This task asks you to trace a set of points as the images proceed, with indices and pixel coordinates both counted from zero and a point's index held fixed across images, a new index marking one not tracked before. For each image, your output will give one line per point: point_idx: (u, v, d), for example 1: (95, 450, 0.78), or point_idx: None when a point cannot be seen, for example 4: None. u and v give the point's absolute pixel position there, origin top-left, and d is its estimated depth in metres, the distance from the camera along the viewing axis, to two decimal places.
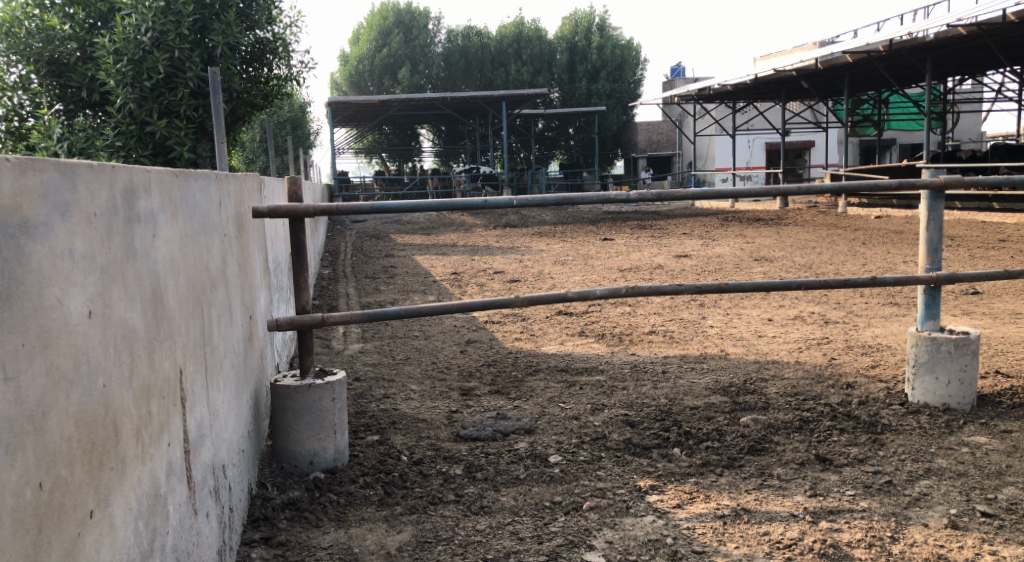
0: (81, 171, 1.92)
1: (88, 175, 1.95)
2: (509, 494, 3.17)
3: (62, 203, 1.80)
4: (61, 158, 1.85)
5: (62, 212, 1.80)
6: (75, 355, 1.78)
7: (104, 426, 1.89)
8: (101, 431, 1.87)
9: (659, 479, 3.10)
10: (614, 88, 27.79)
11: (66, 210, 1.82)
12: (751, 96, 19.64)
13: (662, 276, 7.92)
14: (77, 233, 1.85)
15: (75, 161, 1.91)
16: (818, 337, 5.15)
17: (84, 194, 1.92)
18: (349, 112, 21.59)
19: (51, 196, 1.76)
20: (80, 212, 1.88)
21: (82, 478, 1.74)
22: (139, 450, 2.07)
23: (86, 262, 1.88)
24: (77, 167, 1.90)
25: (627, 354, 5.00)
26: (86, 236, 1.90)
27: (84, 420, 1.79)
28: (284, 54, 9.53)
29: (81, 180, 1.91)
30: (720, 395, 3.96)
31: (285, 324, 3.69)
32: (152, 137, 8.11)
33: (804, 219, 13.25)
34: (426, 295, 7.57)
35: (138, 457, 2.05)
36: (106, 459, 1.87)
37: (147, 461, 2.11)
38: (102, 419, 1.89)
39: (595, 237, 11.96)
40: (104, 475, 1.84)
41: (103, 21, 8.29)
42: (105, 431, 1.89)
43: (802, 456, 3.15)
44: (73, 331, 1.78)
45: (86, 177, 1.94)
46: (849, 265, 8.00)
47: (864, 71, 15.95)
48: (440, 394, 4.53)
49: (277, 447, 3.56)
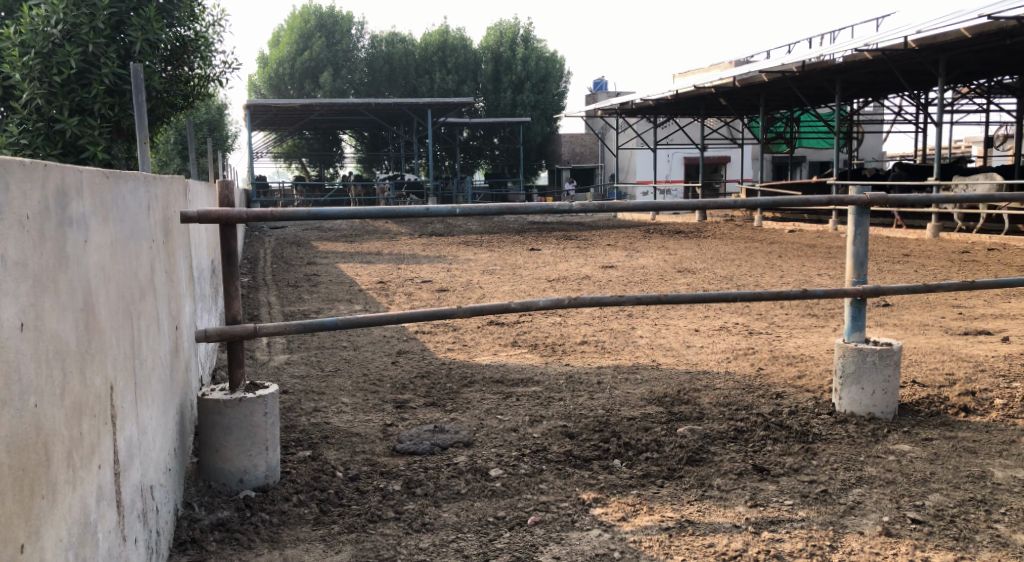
0: (13, 170, 1.84)
1: (19, 174, 1.87)
2: (451, 510, 3.16)
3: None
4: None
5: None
6: (5, 374, 1.70)
7: (35, 449, 1.80)
8: (33, 455, 1.79)
9: (602, 492, 3.13)
10: (538, 98, 28.02)
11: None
12: (670, 110, 20.06)
13: (590, 286, 8.01)
14: (9, 239, 1.77)
15: (7, 160, 1.83)
16: (744, 348, 5.29)
17: (16, 195, 1.83)
18: (270, 115, 21.16)
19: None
20: (11, 214, 1.80)
21: (12, 508, 1.67)
22: (70, 475, 1.98)
23: (17, 270, 1.80)
24: (9, 167, 1.82)
25: (560, 365, 5.04)
26: (16, 241, 1.81)
27: (14, 444, 1.71)
28: (205, 53, 9.31)
29: (13, 181, 1.83)
30: (655, 406, 4.03)
31: (215, 335, 3.59)
32: (63, 135, 7.75)
33: (722, 232, 13.60)
34: (353, 304, 7.48)
35: (69, 483, 1.97)
36: (38, 486, 1.79)
37: (78, 485, 2.03)
38: (34, 442, 1.81)
39: (521, 247, 12.02)
40: (36, 504, 1.77)
41: (7, 11, 8.06)
42: (37, 454, 1.81)
43: (739, 467, 3.24)
44: (4, 347, 1.71)
45: (17, 177, 1.86)
46: (767, 277, 8.25)
47: (779, 89, 16.49)
48: (373, 407, 4.48)
49: (206, 464, 3.46)
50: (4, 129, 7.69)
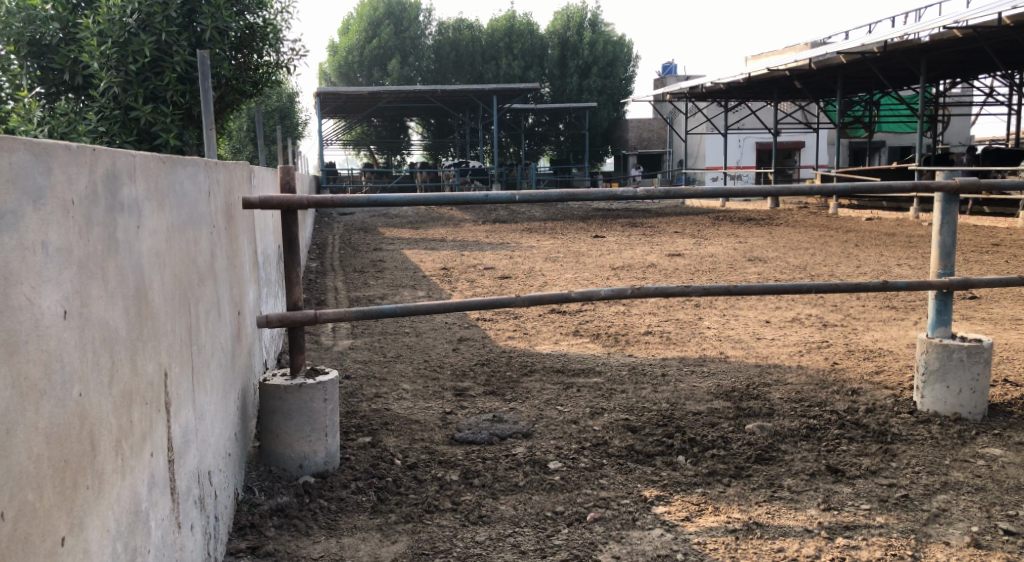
0: (57, 154, 1.76)
1: (64, 158, 1.80)
2: (509, 503, 3.06)
3: (34, 188, 1.65)
4: (35, 138, 1.69)
5: (35, 199, 1.64)
6: (46, 363, 1.63)
7: (79, 439, 1.74)
8: (76, 445, 1.72)
9: (665, 489, 3.00)
10: (604, 84, 27.74)
11: (39, 196, 1.66)
12: (742, 95, 19.60)
13: (656, 275, 7.82)
14: (51, 224, 1.70)
15: (51, 142, 1.75)
16: (817, 341, 5.07)
17: (59, 179, 1.76)
18: (339, 103, 21.34)
19: (22, 180, 1.61)
20: (53, 198, 1.72)
21: (52, 501, 1.60)
22: (118, 463, 1.93)
23: (61, 256, 1.73)
24: (53, 149, 1.75)
25: (623, 356, 4.90)
26: (60, 226, 1.74)
27: (54, 434, 1.64)
28: (274, 41, 9.32)
29: (57, 164, 1.76)
30: (722, 401, 3.86)
31: (275, 320, 3.54)
32: (138, 122, 7.83)
33: (795, 220, 13.22)
34: (416, 290, 7.45)
35: (116, 472, 1.92)
36: (82, 475, 1.73)
37: (127, 475, 1.98)
38: (78, 432, 1.74)
39: (586, 234, 11.88)
40: (79, 495, 1.70)
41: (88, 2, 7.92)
42: (81, 445, 1.75)
43: (812, 467, 3.06)
44: (44, 334, 1.63)
45: (62, 161, 1.79)
46: (843, 267, 7.96)
47: (856, 72, 15.94)
48: (433, 394, 4.41)
49: (267, 450, 3.43)
50: (83, 118, 7.66)
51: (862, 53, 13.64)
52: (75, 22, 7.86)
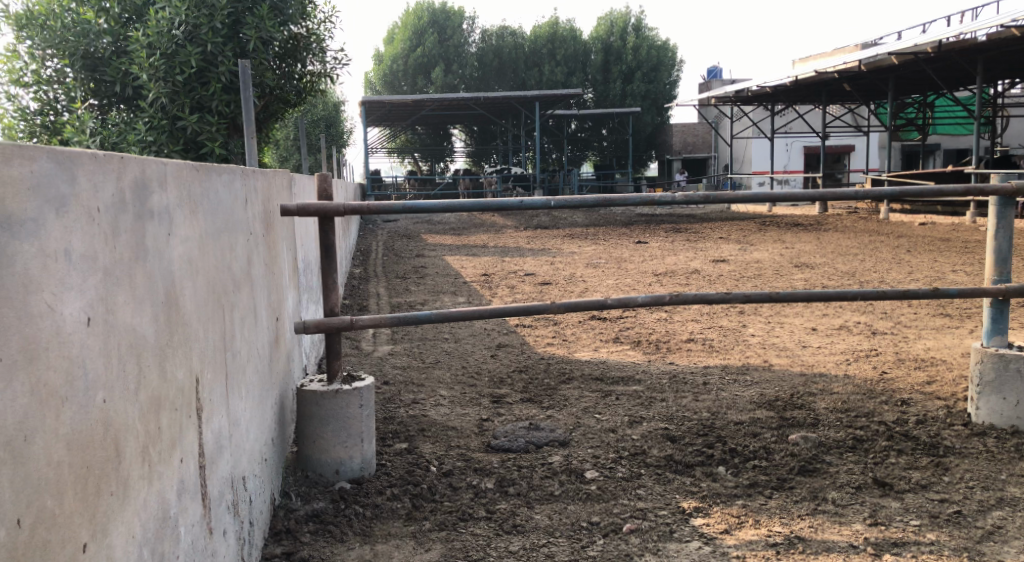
0: (82, 161, 1.68)
1: (90, 166, 1.71)
2: (544, 512, 2.99)
3: (57, 196, 1.56)
4: (58, 145, 1.61)
5: (58, 206, 1.56)
6: (69, 370, 1.54)
7: (103, 445, 1.67)
8: (100, 452, 1.65)
9: (705, 501, 2.90)
10: (649, 88, 27.59)
11: (62, 203, 1.57)
12: (789, 98, 19.27)
13: (698, 281, 7.68)
14: (75, 231, 1.61)
15: (75, 149, 1.67)
16: (866, 349, 4.92)
17: (85, 186, 1.68)
18: (384, 111, 21.45)
19: (44, 187, 1.52)
20: (79, 206, 1.64)
21: (73, 508, 1.52)
22: (145, 469, 1.86)
23: (86, 263, 1.64)
24: (77, 156, 1.66)
25: (664, 363, 4.80)
26: (85, 233, 1.65)
27: (76, 441, 1.55)
28: (317, 50, 9.11)
29: (82, 172, 1.67)
30: (765, 410, 3.75)
31: (312, 327, 3.51)
32: (184, 132, 7.65)
33: (845, 225, 12.95)
34: (456, 296, 7.41)
35: (143, 478, 1.85)
36: (105, 482, 1.65)
37: (154, 480, 1.92)
38: (102, 438, 1.67)
39: (629, 240, 11.75)
40: (103, 502, 1.63)
41: (138, 15, 7.75)
42: (105, 451, 1.67)
43: (858, 480, 2.94)
44: (67, 341, 1.54)
45: (87, 168, 1.70)
46: (894, 273, 7.75)
47: (908, 74, 15.57)
48: (470, 401, 4.36)
49: (303, 455, 3.41)
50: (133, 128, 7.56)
51: (916, 53, 13.28)
52: (126, 36, 7.67)
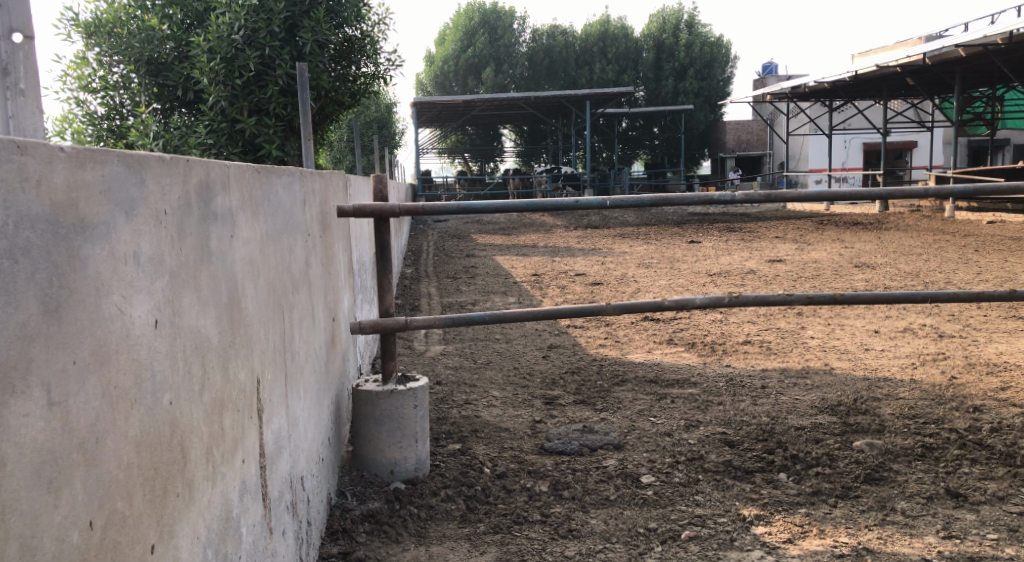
0: (150, 164, 1.66)
1: (157, 169, 1.70)
2: (600, 517, 2.92)
3: (127, 199, 1.54)
4: (128, 148, 1.59)
5: (128, 209, 1.54)
6: (137, 372, 1.52)
7: (170, 447, 1.65)
8: (167, 454, 1.63)
9: (766, 509, 2.81)
10: (702, 85, 27.24)
11: (131, 207, 1.56)
12: (848, 94, 18.86)
13: (754, 282, 7.53)
14: (144, 234, 1.59)
15: (144, 152, 1.65)
16: (932, 353, 4.75)
17: (153, 189, 1.66)
18: (435, 112, 21.50)
19: (114, 191, 1.50)
20: (147, 209, 1.62)
21: (141, 510, 1.50)
22: (209, 471, 1.85)
23: (153, 265, 1.62)
24: (146, 159, 1.64)
25: (721, 366, 4.69)
26: (154, 236, 1.63)
27: (145, 443, 1.53)
28: (372, 52, 8.97)
29: (150, 175, 1.65)
30: (828, 415, 3.63)
31: (367, 327, 3.49)
32: (243, 134, 7.64)
33: (906, 224, 12.62)
34: (507, 297, 7.36)
35: (208, 480, 1.84)
36: (172, 484, 1.63)
37: (218, 482, 1.90)
38: (168, 440, 1.65)
39: (681, 240, 11.59)
40: (169, 503, 1.61)
41: (199, 21, 7.80)
42: (171, 453, 1.65)
43: (929, 490, 2.82)
44: (135, 344, 1.52)
45: (155, 170, 1.68)
46: (960, 274, 7.50)
47: (974, 67, 15.10)
48: (523, 402, 4.30)
49: (357, 454, 3.39)
50: (193, 131, 7.58)
51: (983, 46, 12.87)
52: (188, 41, 7.70)
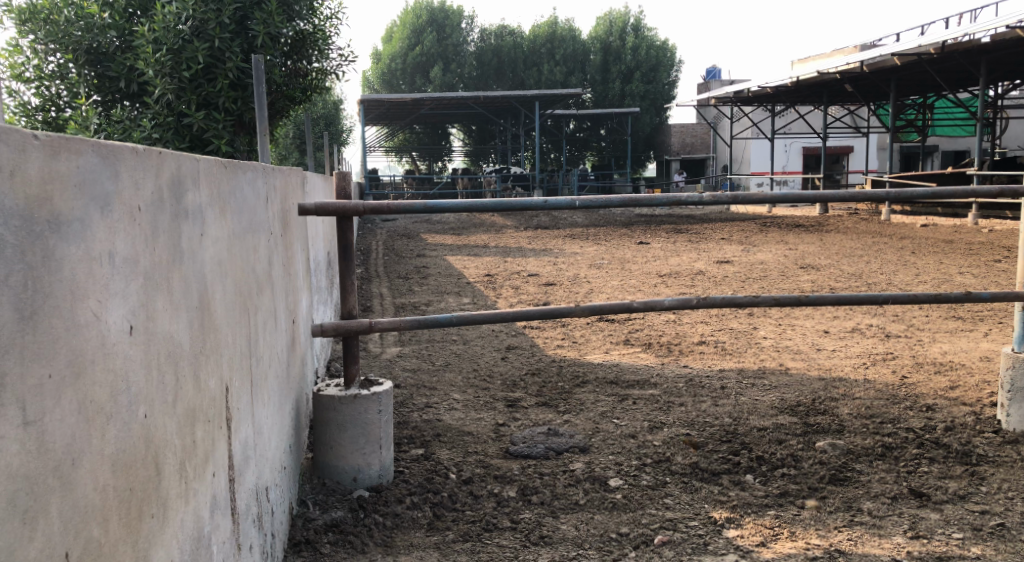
0: (124, 157, 1.55)
1: (131, 162, 1.59)
2: (571, 522, 2.93)
3: (102, 194, 1.43)
4: (101, 139, 1.48)
5: (103, 205, 1.43)
6: (113, 384, 1.41)
7: (145, 464, 1.55)
8: (142, 471, 1.53)
9: (735, 511, 2.85)
10: (647, 87, 27.55)
11: (106, 203, 1.45)
12: (790, 99, 19.24)
13: (705, 283, 7.64)
14: (119, 233, 1.48)
15: (118, 144, 1.54)
16: (882, 353, 4.87)
17: (127, 184, 1.55)
18: (382, 110, 21.35)
19: (90, 185, 1.39)
20: (122, 205, 1.51)
21: (118, 535, 1.40)
22: (182, 488, 1.77)
23: (129, 267, 1.51)
24: (120, 151, 1.53)
25: (679, 367, 4.75)
26: (128, 235, 1.52)
27: (120, 461, 1.43)
28: (324, 47, 8.84)
29: (124, 167, 1.55)
30: (788, 416, 3.70)
31: (330, 329, 3.43)
32: (191, 129, 7.45)
33: (846, 226, 12.95)
34: (461, 297, 7.34)
35: (180, 497, 1.76)
36: (147, 504, 1.54)
37: (189, 499, 1.82)
38: (143, 456, 1.55)
39: (630, 241, 11.72)
40: (145, 525, 1.52)
41: (144, 10, 7.58)
42: (146, 470, 1.56)
43: (893, 490, 2.90)
44: (112, 354, 1.42)
45: (129, 164, 1.58)
46: (901, 275, 7.71)
47: (910, 75, 15.55)
48: (484, 405, 4.29)
49: (321, 461, 3.34)
50: (138, 124, 7.37)
51: (919, 54, 13.24)
52: (132, 31, 7.49)
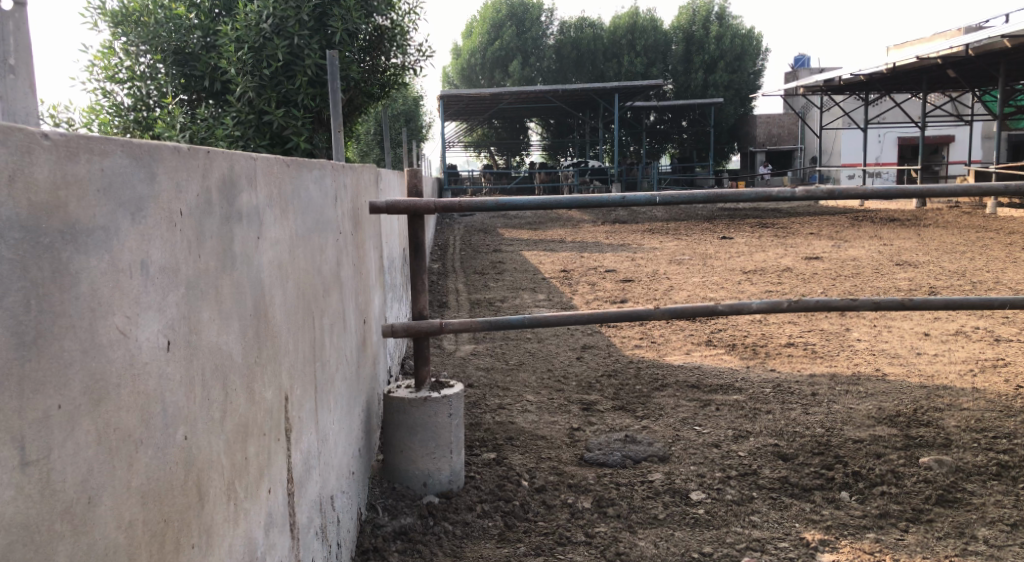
0: (162, 156, 1.42)
1: (172, 162, 1.45)
2: (649, 538, 2.73)
3: (134, 198, 1.30)
4: (135, 137, 1.35)
5: (134, 210, 1.29)
6: (144, 406, 1.29)
7: (184, 491, 1.42)
8: (181, 498, 1.40)
9: (830, 532, 2.61)
10: (732, 78, 26.86)
11: (139, 207, 1.31)
12: (885, 87, 18.41)
13: (793, 280, 7.29)
14: (154, 240, 1.35)
15: (155, 143, 1.41)
16: (990, 358, 4.51)
17: (166, 187, 1.42)
18: (462, 105, 21.30)
19: (117, 189, 1.26)
20: (158, 209, 1.38)
21: None
22: (230, 511, 1.64)
23: (166, 278, 1.38)
24: (157, 150, 1.40)
25: (765, 371, 4.48)
26: (166, 241, 1.39)
27: (151, 494, 1.30)
28: (402, 42, 8.72)
29: (163, 169, 1.41)
30: (886, 427, 3.42)
31: (400, 330, 3.29)
32: (271, 126, 7.44)
33: (945, 220, 12.32)
34: (536, 293, 7.17)
35: (228, 521, 1.62)
36: (186, 535, 1.41)
37: (240, 522, 1.69)
38: (183, 482, 1.42)
39: (712, 236, 11.35)
40: (183, 559, 1.39)
41: (227, 9, 7.61)
42: (186, 497, 1.43)
43: (1012, 516, 2.61)
44: (142, 375, 1.28)
45: (168, 164, 1.44)
46: (1009, 273, 7.21)
47: (1018, 59, 14.67)
48: (558, 408, 4.11)
49: (390, 465, 3.20)
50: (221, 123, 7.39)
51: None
52: (215, 30, 7.51)
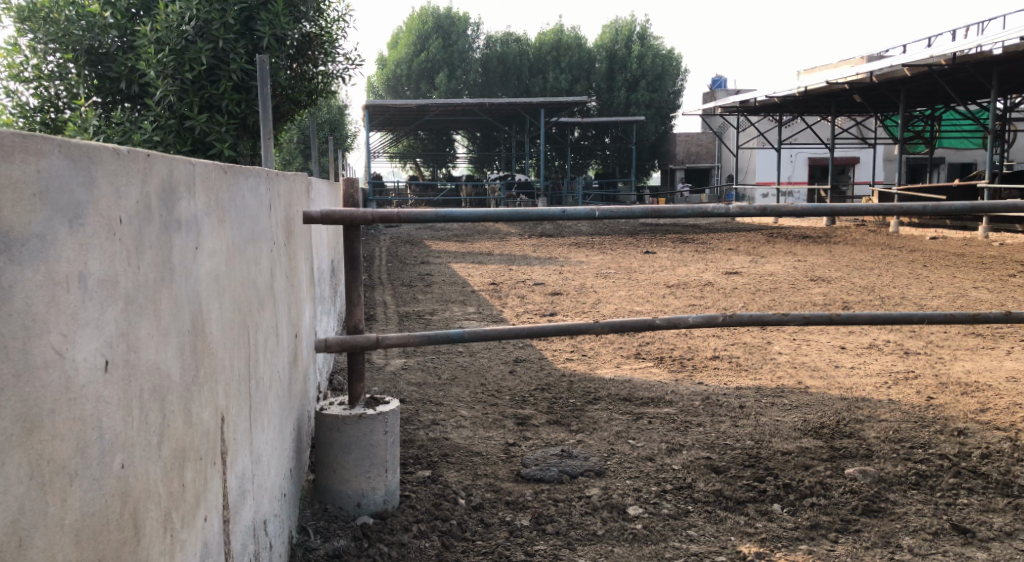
0: (101, 158, 1.39)
1: (111, 166, 1.42)
2: (587, 555, 2.76)
3: (72, 203, 1.27)
4: (74, 139, 1.32)
5: (71, 217, 1.26)
6: (81, 434, 1.26)
7: (120, 523, 1.39)
8: (117, 530, 1.37)
9: (764, 545, 2.69)
10: (653, 97, 27.51)
11: (77, 214, 1.28)
12: (797, 109, 19.06)
13: (715, 294, 7.48)
14: (92, 252, 1.32)
15: (95, 145, 1.38)
16: (902, 370, 4.72)
17: (105, 191, 1.38)
18: (386, 116, 21.19)
19: (54, 194, 1.23)
20: (98, 216, 1.35)
21: None
22: (166, 543, 1.60)
23: (104, 290, 1.35)
24: (96, 153, 1.37)
25: (694, 384, 4.58)
26: (105, 252, 1.36)
27: (87, 531, 1.27)
28: (331, 51, 8.67)
29: (102, 173, 1.38)
30: (812, 439, 3.55)
31: (335, 344, 3.25)
32: (192, 132, 7.25)
33: (854, 237, 12.84)
34: (465, 306, 7.18)
35: (164, 554, 1.59)
36: None
37: (176, 553, 1.66)
38: (120, 513, 1.39)
39: (636, 250, 11.56)
40: None
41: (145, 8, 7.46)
42: (123, 530, 1.39)
43: (933, 525, 2.74)
44: (79, 399, 1.26)
45: (107, 168, 1.41)
46: (915, 289, 7.56)
47: (919, 85, 15.39)
48: (493, 423, 4.12)
49: (324, 485, 3.16)
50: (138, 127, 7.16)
51: (929, 66, 13.06)
52: (133, 29, 7.33)
